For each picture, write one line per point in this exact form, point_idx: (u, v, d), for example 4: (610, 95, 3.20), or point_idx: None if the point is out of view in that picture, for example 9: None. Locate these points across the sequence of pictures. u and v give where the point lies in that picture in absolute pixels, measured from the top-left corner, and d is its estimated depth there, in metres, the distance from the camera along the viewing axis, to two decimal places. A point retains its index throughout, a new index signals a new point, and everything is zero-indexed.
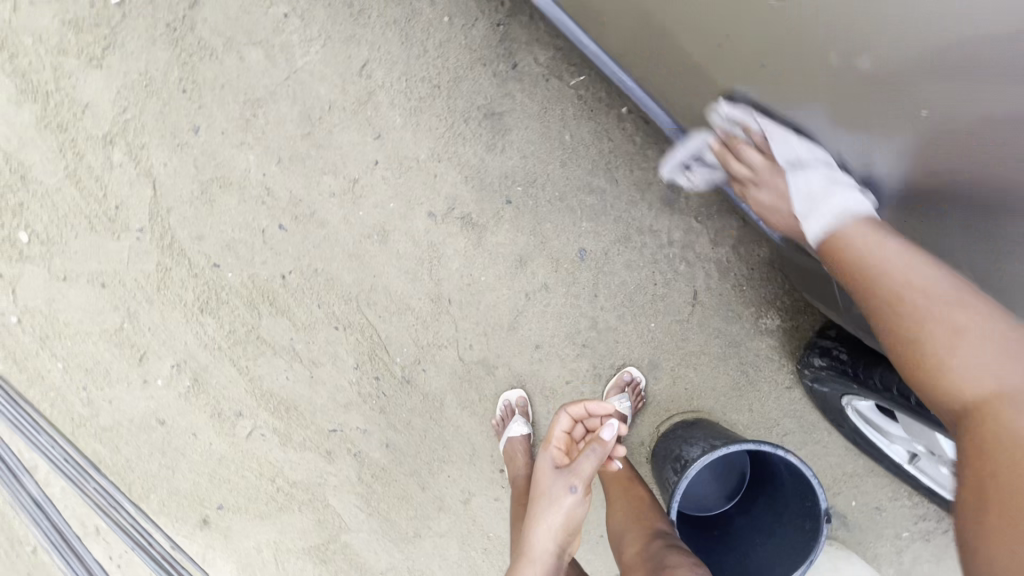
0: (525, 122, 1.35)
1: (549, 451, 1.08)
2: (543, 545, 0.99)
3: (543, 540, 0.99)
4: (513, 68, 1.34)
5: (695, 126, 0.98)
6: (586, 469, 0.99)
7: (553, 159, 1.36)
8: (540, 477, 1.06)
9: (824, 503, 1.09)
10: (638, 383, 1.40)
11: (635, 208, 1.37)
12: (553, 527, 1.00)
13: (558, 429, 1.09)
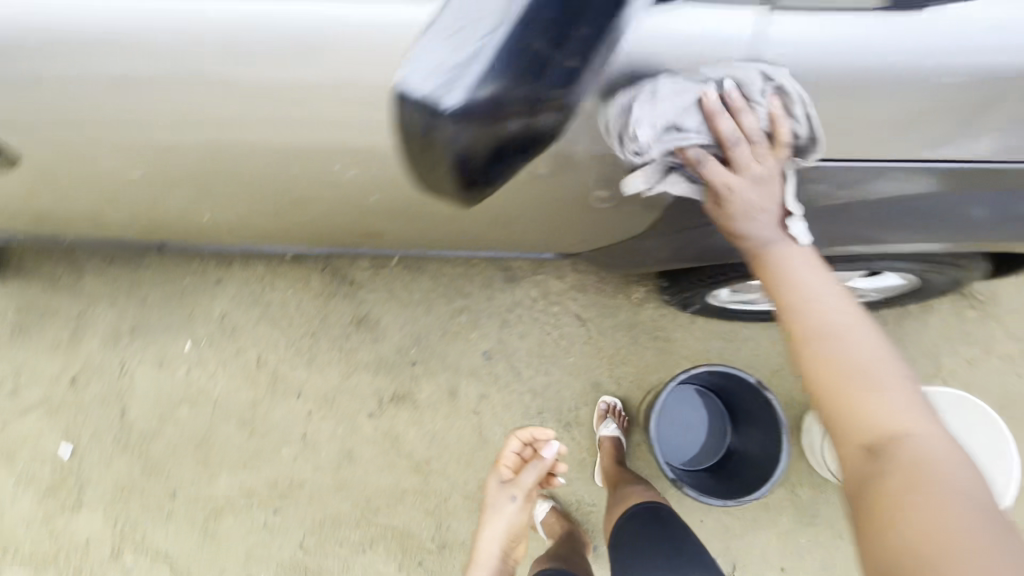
0: (386, 307, 1.73)
1: (499, 469, 1.31)
2: (487, 547, 1.25)
3: (489, 547, 1.25)
4: (353, 283, 1.74)
5: (503, 243, 1.41)
6: (525, 481, 1.26)
7: (421, 313, 1.72)
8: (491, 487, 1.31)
9: (750, 377, 1.33)
10: (609, 400, 1.63)
11: (495, 299, 1.72)
12: (499, 532, 1.26)
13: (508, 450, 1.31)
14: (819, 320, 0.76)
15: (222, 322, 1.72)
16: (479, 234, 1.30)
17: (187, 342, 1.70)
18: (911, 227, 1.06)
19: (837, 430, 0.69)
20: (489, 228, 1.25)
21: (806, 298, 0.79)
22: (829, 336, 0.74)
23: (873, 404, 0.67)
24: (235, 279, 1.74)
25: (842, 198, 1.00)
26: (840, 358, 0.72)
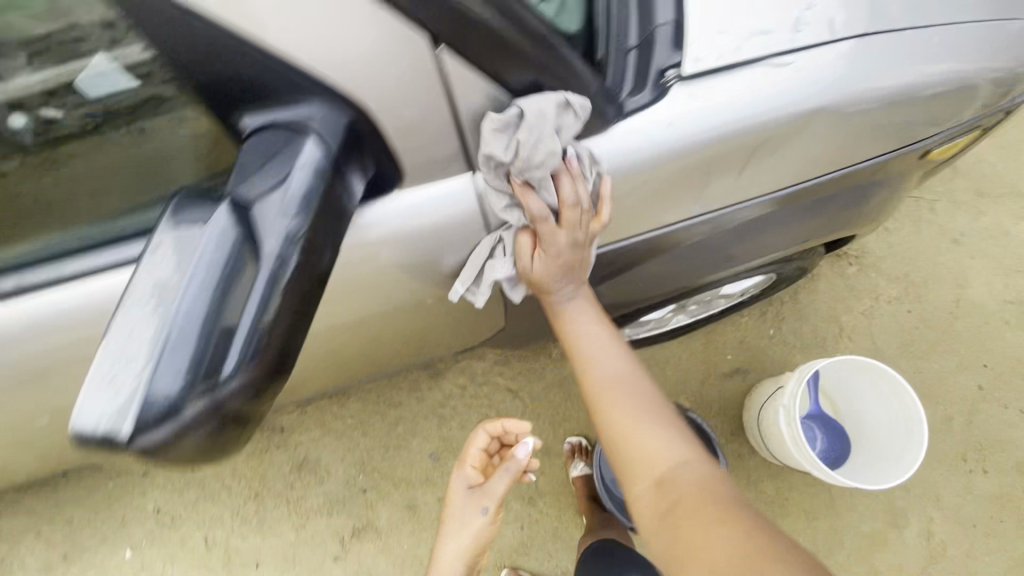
0: (322, 443, 1.70)
1: (466, 470, 1.21)
2: (447, 551, 1.15)
3: (444, 552, 1.15)
4: (283, 429, 1.72)
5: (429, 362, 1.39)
6: (496, 488, 1.15)
7: (359, 438, 1.71)
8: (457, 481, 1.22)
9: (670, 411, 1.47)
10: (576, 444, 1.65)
11: (426, 399, 1.74)
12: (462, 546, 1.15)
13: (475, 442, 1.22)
14: (601, 376, 0.91)
15: (158, 516, 1.64)
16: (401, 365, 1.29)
17: (126, 550, 1.62)
18: (750, 247, 1.04)
19: (632, 474, 0.80)
20: (405, 359, 1.24)
21: (591, 359, 0.94)
22: (610, 390, 0.89)
23: (650, 443, 0.81)
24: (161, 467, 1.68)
25: (659, 261, 0.99)
26: (622, 410, 0.86)
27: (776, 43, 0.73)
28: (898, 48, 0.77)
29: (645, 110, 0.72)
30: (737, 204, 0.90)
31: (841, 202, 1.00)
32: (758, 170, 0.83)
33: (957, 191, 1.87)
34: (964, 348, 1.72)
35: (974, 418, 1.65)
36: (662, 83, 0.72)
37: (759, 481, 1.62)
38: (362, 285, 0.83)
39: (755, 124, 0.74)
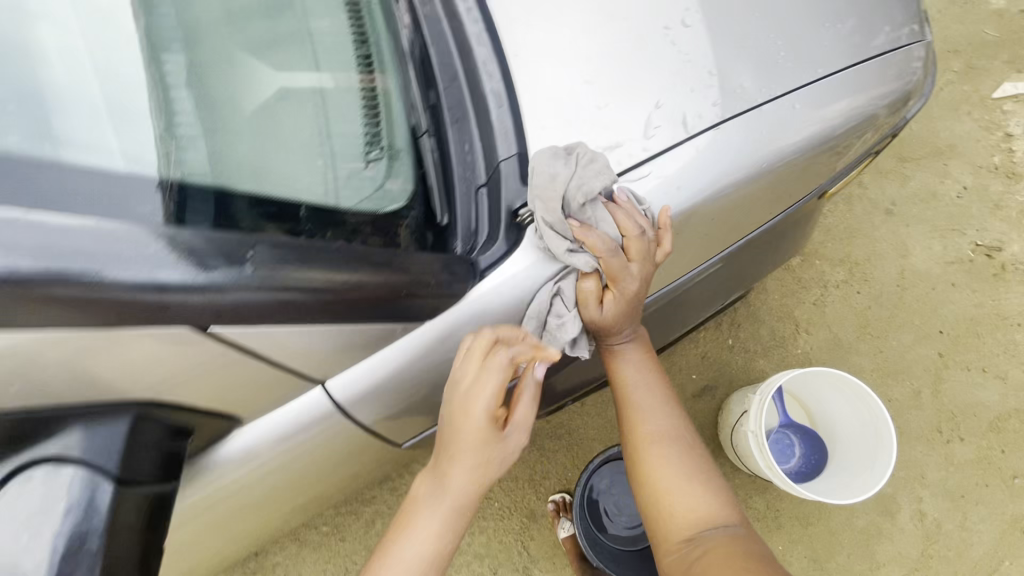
0: (300, 559, 1.62)
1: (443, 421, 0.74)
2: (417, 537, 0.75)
3: (403, 551, 0.74)
4: (256, 552, 1.63)
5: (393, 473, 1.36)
6: (494, 456, 0.75)
7: (337, 544, 1.63)
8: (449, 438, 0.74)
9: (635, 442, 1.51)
10: (559, 500, 1.60)
11: (398, 487, 1.67)
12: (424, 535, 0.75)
13: (485, 382, 0.69)
14: (650, 428, 0.94)
15: None
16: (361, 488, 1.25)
17: None
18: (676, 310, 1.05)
19: (664, 524, 0.88)
20: (361, 486, 1.19)
21: (642, 405, 0.96)
22: (660, 443, 0.93)
23: (689, 504, 0.87)
24: None
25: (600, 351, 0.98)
26: (670, 464, 0.91)
27: (629, 158, 0.71)
28: (764, 127, 0.74)
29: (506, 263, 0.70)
30: (656, 296, 0.91)
31: (745, 259, 1.02)
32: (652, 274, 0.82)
33: (881, 161, 1.88)
34: (918, 319, 1.71)
35: (942, 387, 1.65)
36: (517, 222, 0.70)
37: (748, 500, 1.58)
38: (280, 455, 0.81)
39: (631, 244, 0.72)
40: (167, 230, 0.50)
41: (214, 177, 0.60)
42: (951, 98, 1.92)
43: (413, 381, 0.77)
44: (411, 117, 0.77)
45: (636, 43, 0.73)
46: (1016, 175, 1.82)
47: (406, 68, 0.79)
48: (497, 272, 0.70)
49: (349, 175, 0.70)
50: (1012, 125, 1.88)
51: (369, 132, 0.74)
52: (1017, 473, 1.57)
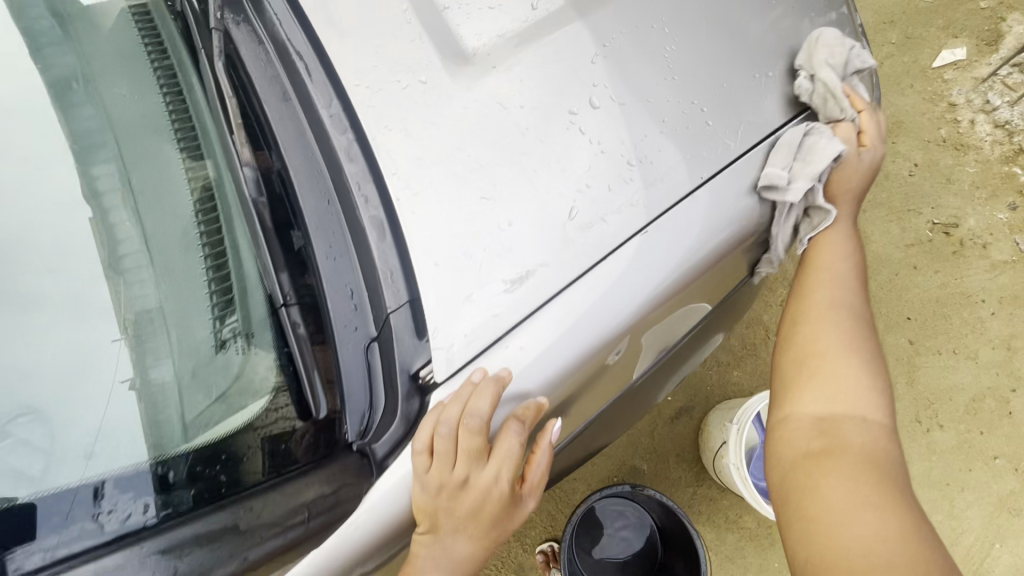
0: None
1: (441, 471, 0.62)
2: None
3: None
4: None
5: None
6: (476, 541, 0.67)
7: None
8: (440, 522, 0.64)
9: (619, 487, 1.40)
10: (547, 548, 1.51)
11: None
12: None
13: (496, 477, 0.64)
14: (829, 295, 0.83)
15: None
16: None
17: None
18: (642, 398, 0.97)
19: (809, 391, 0.76)
20: None
21: (822, 267, 0.85)
22: (836, 314, 0.81)
23: (852, 386, 0.74)
24: None
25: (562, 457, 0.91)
26: (835, 335, 0.79)
27: (553, 278, 0.65)
28: (682, 224, 0.70)
29: (407, 443, 0.63)
30: (613, 400, 0.84)
31: (705, 331, 0.95)
32: (598, 386, 0.75)
33: None
34: (884, 308, 1.67)
35: (916, 374, 1.61)
36: (418, 387, 0.62)
37: (739, 518, 1.54)
38: None
39: (557, 382, 0.66)
40: (133, 388, 0.61)
41: (154, 312, 0.64)
42: (893, 72, 1.87)
43: None
44: (268, 285, 0.65)
45: (528, 148, 0.67)
46: (965, 146, 1.79)
47: (251, 223, 0.67)
48: (398, 456, 0.64)
49: (206, 369, 0.64)
50: (954, 93, 1.83)
51: (222, 308, 0.66)
52: (998, 453, 1.55)
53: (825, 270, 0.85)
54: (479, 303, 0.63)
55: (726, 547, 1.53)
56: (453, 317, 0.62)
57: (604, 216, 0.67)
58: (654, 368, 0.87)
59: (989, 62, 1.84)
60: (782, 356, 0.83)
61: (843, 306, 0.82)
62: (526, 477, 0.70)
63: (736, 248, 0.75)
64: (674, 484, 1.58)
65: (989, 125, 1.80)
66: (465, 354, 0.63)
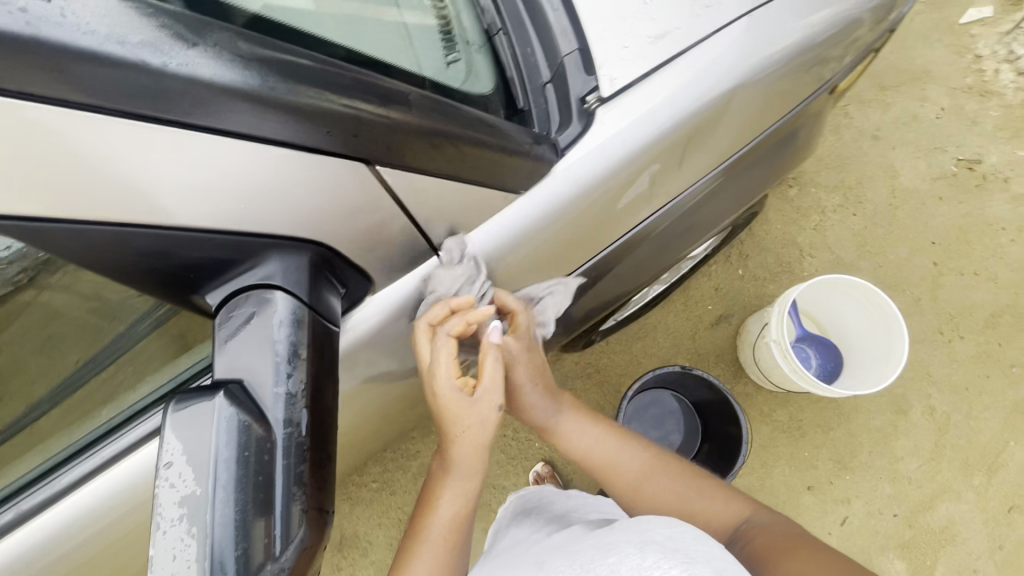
0: (354, 517, 1.67)
1: (428, 373, 0.70)
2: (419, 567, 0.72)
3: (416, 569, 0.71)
4: None
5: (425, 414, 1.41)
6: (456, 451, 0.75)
7: (389, 499, 1.68)
8: (451, 458, 0.75)
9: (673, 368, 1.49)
10: None
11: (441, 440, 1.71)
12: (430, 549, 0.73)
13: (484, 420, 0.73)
14: (673, 486, 0.88)
15: None
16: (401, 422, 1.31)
17: None
18: (707, 209, 1.02)
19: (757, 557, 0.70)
20: (403, 416, 1.25)
21: (609, 456, 0.93)
22: (689, 491, 0.87)
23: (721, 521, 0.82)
24: None
25: (640, 251, 0.97)
26: (693, 498, 0.87)
27: (714, 18, 0.70)
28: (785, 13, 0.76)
29: (580, 143, 0.65)
30: (696, 191, 0.89)
31: (766, 150, 1.00)
32: (696, 158, 0.80)
33: (863, 91, 1.98)
34: (911, 232, 1.82)
35: (940, 292, 1.75)
36: (585, 109, 0.66)
37: (773, 412, 1.68)
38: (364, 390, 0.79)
39: (683, 124, 0.70)
40: (169, 27, 0.37)
41: (304, 36, 0.53)
42: (923, 28, 2.03)
43: (519, 251, 0.71)
44: (483, 19, 0.70)
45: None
46: (989, 92, 1.94)
47: None
48: (577, 151, 0.66)
49: (440, 69, 0.64)
50: (980, 47, 1.99)
51: (440, 29, 0.66)
52: (1015, 363, 1.68)
53: (640, 474, 0.91)
54: (633, 49, 0.67)
55: (762, 436, 1.66)
56: (611, 56, 0.66)
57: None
58: (730, 167, 0.93)
59: (1012, 19, 2.00)
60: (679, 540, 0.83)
61: (681, 489, 0.87)
62: (479, 380, 0.72)
63: (818, 48, 0.83)
64: None
65: (1012, 73, 1.95)
66: (619, 87, 0.67)
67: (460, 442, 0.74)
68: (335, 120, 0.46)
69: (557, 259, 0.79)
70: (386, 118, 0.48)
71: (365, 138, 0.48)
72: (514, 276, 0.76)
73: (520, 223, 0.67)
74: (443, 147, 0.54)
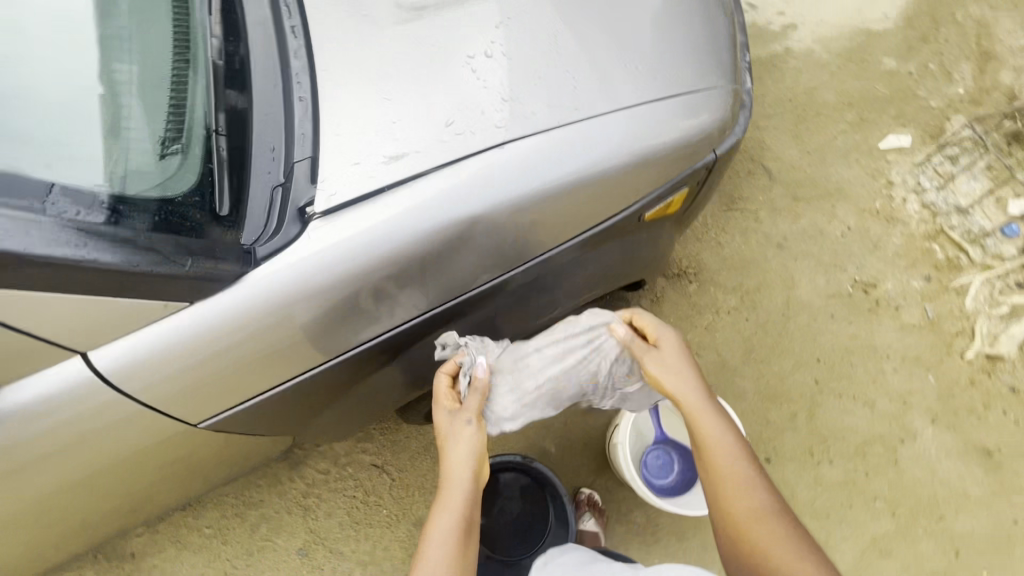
0: (178, 562, 1.58)
1: (439, 406, 0.93)
2: (437, 543, 0.77)
3: (432, 545, 0.76)
4: (134, 555, 1.58)
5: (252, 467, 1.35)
6: (452, 448, 0.86)
7: (218, 548, 1.60)
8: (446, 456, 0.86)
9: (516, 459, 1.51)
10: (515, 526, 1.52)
11: (287, 492, 1.64)
12: (446, 534, 0.77)
13: (460, 433, 0.88)
14: (751, 504, 0.84)
15: None
16: (213, 479, 1.24)
17: None
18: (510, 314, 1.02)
19: None
20: (210, 476, 1.18)
21: (720, 437, 0.89)
22: (763, 520, 0.82)
23: (792, 555, 0.78)
24: None
25: (419, 348, 0.99)
26: (768, 522, 0.82)
27: (455, 149, 0.76)
28: (557, 149, 0.79)
29: (279, 254, 0.73)
30: (471, 294, 0.88)
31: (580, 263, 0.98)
32: (450, 279, 0.82)
33: (776, 199, 2.01)
34: (798, 346, 1.82)
35: (816, 412, 1.74)
36: (303, 216, 0.74)
37: (630, 513, 1.63)
38: (62, 460, 0.80)
39: (404, 250, 0.75)
40: None
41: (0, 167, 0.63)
42: (843, 147, 2.09)
43: (205, 356, 0.74)
44: (208, 119, 0.78)
45: (429, 42, 0.81)
46: (895, 219, 1.97)
47: (208, 71, 0.80)
48: (272, 262, 0.73)
49: (144, 176, 0.73)
50: (894, 174, 2.04)
51: (170, 131, 0.76)
52: (879, 496, 1.66)
53: (735, 470, 0.86)
54: (361, 167, 0.75)
55: (615, 537, 1.61)
56: (338, 171, 0.75)
57: (476, 128, 0.78)
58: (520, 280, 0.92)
59: (926, 152, 2.06)
60: (735, 543, 0.83)
61: (767, 512, 0.83)
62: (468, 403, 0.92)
63: (609, 184, 0.84)
64: (575, 471, 1.66)
65: (918, 204, 2.00)
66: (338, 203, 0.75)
67: (467, 435, 0.87)
68: None
69: (274, 363, 0.81)
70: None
71: None
72: (219, 376, 0.78)
73: (200, 327, 0.72)
74: (66, 271, 0.63)
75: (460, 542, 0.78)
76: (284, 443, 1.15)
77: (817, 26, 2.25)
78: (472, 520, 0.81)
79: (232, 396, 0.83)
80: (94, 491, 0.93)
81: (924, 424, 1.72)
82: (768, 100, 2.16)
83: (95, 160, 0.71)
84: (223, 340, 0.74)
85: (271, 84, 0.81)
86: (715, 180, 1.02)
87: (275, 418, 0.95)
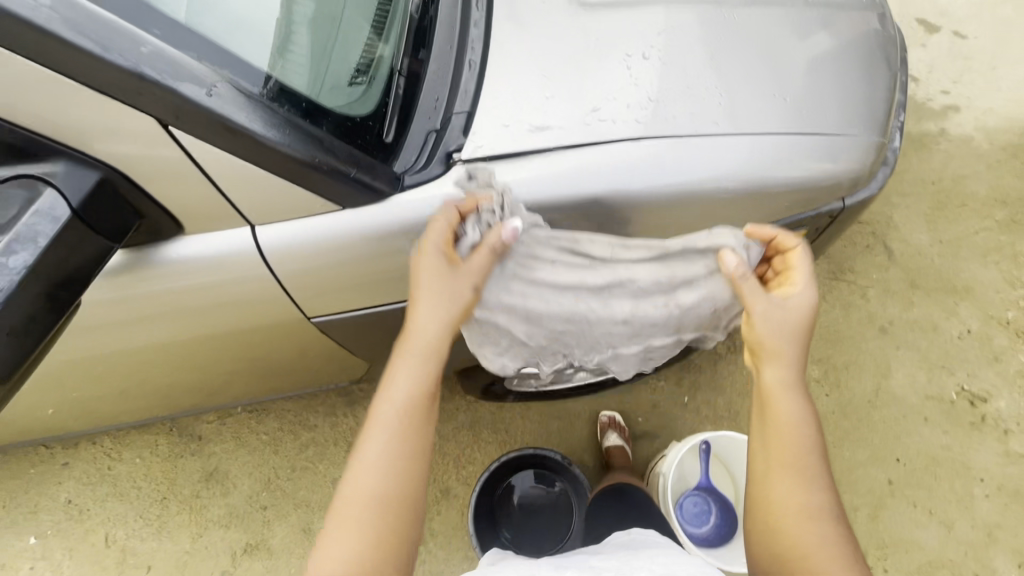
0: (233, 456, 1.75)
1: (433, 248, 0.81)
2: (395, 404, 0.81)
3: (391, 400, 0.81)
4: (200, 438, 1.77)
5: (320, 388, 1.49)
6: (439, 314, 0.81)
7: (269, 455, 1.74)
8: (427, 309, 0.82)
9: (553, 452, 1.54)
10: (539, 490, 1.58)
11: (340, 424, 1.76)
12: (403, 394, 0.81)
13: (453, 295, 0.81)
14: (807, 500, 0.80)
15: (68, 508, 1.70)
16: (287, 386, 1.37)
17: (32, 537, 1.67)
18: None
19: None
20: (287, 381, 1.32)
21: (790, 422, 0.83)
22: (813, 518, 0.79)
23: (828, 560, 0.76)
24: (81, 460, 1.75)
25: None
26: (813, 519, 0.79)
27: (591, 133, 0.82)
28: (687, 155, 0.82)
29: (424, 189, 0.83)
30: None
31: None
32: None
33: (892, 281, 1.88)
34: (879, 439, 1.68)
35: (882, 513, 1.60)
36: (448, 161, 0.84)
37: None
38: (196, 313, 0.93)
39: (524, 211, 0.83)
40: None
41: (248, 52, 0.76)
42: (983, 245, 1.92)
43: (337, 261, 0.86)
44: (396, 61, 0.90)
45: (592, 34, 0.88)
46: None
47: (404, 21, 0.93)
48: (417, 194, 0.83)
49: (334, 90, 0.84)
50: None
51: (362, 63, 0.89)
52: None
53: (794, 460, 0.82)
54: (509, 131, 0.83)
55: None
56: (488, 131, 0.84)
57: (616, 118, 0.83)
58: None
59: None
60: (770, 529, 0.81)
61: (819, 513, 0.79)
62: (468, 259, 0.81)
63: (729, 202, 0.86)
64: None
65: None
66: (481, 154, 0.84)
67: (455, 298, 0.81)
68: (162, 101, 0.67)
69: (386, 286, 0.92)
70: (224, 117, 0.70)
71: (189, 119, 0.70)
72: (340, 283, 0.90)
73: (340, 235, 0.84)
74: (266, 151, 0.74)
75: (412, 409, 0.81)
76: (359, 370, 1.27)
77: (983, 113, 2.09)
78: (432, 385, 0.83)
79: (343, 304, 0.95)
80: (204, 357, 1.07)
81: (1006, 565, 1.54)
82: (908, 177, 2.02)
83: (303, 67, 0.83)
84: (356, 253, 0.85)
85: (451, 45, 0.92)
86: (839, 227, 1.00)
87: (368, 336, 1.06)
